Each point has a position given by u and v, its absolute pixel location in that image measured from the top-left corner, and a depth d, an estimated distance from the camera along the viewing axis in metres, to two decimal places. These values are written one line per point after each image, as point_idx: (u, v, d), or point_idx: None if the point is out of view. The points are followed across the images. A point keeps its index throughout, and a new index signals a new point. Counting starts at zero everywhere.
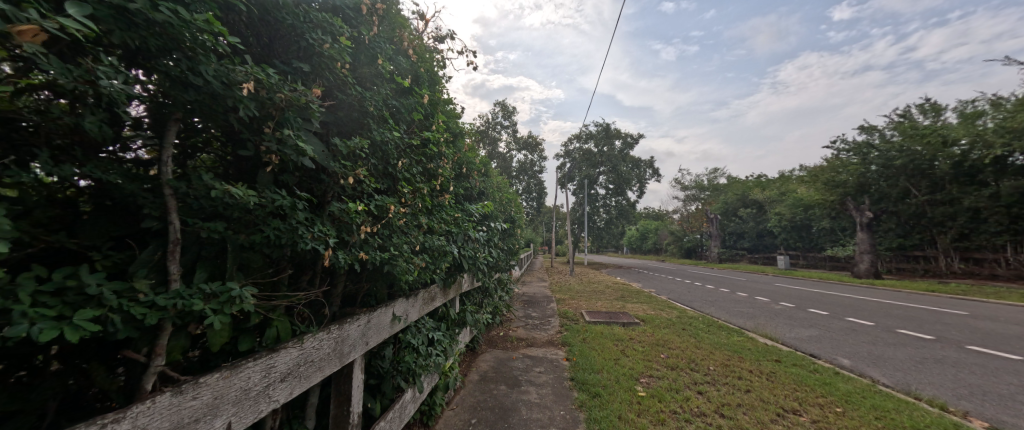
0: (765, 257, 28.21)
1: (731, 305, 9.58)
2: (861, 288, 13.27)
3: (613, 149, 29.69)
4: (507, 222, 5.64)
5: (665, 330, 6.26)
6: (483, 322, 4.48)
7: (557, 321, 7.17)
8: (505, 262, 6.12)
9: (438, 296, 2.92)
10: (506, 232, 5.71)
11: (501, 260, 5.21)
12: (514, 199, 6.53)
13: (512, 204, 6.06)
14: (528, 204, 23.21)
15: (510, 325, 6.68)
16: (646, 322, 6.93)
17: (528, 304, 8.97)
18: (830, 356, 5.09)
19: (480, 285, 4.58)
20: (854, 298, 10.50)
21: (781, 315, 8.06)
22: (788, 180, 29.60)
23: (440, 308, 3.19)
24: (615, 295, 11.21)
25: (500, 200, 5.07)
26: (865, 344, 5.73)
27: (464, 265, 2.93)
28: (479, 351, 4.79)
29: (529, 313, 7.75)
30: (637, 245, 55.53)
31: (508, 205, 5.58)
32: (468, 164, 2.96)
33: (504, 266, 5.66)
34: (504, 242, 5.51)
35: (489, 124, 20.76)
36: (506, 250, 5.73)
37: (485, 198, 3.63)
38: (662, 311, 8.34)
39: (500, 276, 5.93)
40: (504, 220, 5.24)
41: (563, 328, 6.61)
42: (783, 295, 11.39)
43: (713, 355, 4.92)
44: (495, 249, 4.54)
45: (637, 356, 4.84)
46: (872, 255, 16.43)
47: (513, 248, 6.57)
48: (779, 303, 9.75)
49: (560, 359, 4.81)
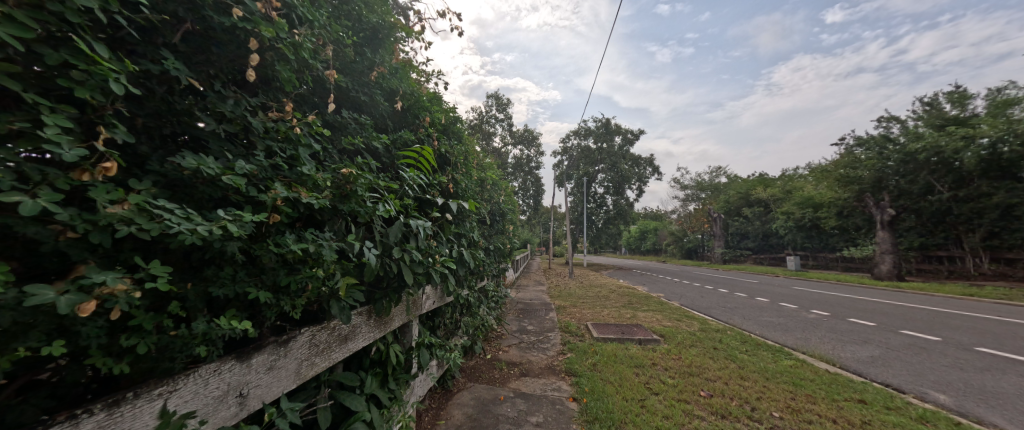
0: (771, 258, 27.02)
1: (756, 314, 8.39)
2: (886, 292, 12.15)
3: (613, 145, 28.59)
4: (494, 215, 4.43)
5: (694, 350, 5.06)
6: (457, 351, 3.24)
7: (557, 337, 5.92)
8: (493, 267, 4.87)
9: (358, 334, 1.70)
10: (493, 228, 4.46)
11: (484, 263, 3.97)
12: (505, 189, 5.31)
13: (503, 193, 4.85)
14: (524, 203, 21.93)
15: (500, 344, 5.43)
16: (666, 338, 5.73)
17: (523, 314, 7.71)
18: (922, 393, 3.89)
19: (456, 299, 3.34)
20: (888, 304, 9.35)
21: (822, 327, 6.84)
22: (794, 178, 28.48)
23: (371, 349, 1.94)
24: (621, 301, 9.97)
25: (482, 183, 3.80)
26: (949, 370, 4.52)
27: (409, 275, 1.72)
28: (457, 389, 3.54)
29: (523, 327, 6.49)
30: (636, 246, 54.38)
31: (496, 191, 4.35)
32: (397, 96, 1.78)
33: (490, 271, 4.42)
34: (488, 239, 4.26)
35: (482, 117, 19.60)
36: (492, 251, 4.49)
37: (450, 169, 2.37)
38: (680, 322, 7.14)
39: (485, 285, 4.70)
40: (489, 209, 4.00)
41: (565, 348, 5.35)
42: (806, 300, 10.20)
43: (770, 392, 3.68)
44: (474, 248, 3.29)
45: (669, 394, 3.61)
46: (894, 256, 15.30)
47: (504, 248, 5.33)
48: (809, 310, 8.57)
49: (565, 398, 3.55)
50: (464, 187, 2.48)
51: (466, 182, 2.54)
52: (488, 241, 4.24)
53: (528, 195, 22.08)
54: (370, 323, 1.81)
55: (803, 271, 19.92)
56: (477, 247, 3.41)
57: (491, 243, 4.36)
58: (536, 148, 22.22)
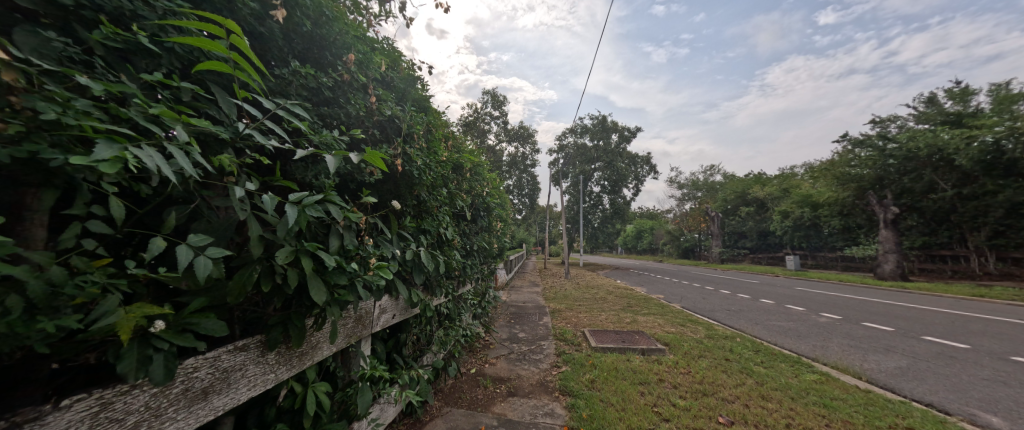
0: (769, 257, 26.63)
1: (763, 318, 7.89)
2: (892, 292, 11.73)
3: (610, 143, 28.16)
4: (477, 211, 3.86)
5: (704, 362, 4.53)
6: (429, 373, 2.67)
7: (551, 346, 5.35)
8: (478, 270, 4.27)
9: (238, 382, 1.10)
10: (477, 226, 3.86)
11: (464, 266, 3.39)
12: (493, 181, 4.72)
13: (489, 186, 4.25)
14: (519, 202, 21.33)
15: (486, 355, 4.85)
16: (671, 347, 5.20)
17: (515, 319, 7.12)
18: (972, 415, 3.37)
19: (427, 310, 2.76)
20: (898, 306, 8.88)
21: (837, 333, 6.33)
22: (791, 176, 28.14)
23: (278, 394, 1.34)
24: (619, 304, 9.43)
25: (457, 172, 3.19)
26: (992, 385, 4.01)
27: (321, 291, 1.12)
28: (430, 417, 2.95)
29: (514, 335, 5.90)
30: (631, 245, 53.98)
31: (478, 183, 3.75)
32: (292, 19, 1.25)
33: (472, 274, 3.85)
34: (469, 238, 3.66)
35: (476, 114, 19.02)
36: (475, 252, 3.90)
37: (403, 144, 1.76)
38: (684, 328, 6.63)
39: (467, 290, 4.12)
40: (469, 203, 3.40)
41: (560, 359, 4.78)
42: (812, 302, 9.72)
43: (799, 417, 3.14)
44: (447, 248, 2.69)
45: (682, 421, 3.04)
46: (898, 255, 14.87)
47: (491, 248, 4.75)
48: (818, 314, 8.07)
49: (559, 427, 2.97)
50: (427, 168, 1.90)
51: (430, 162, 1.94)
52: (468, 240, 3.63)
53: (523, 194, 21.51)
54: (267, 360, 1.22)
55: (804, 271, 19.51)
56: (452, 248, 2.82)
57: (472, 243, 3.76)
58: (532, 146, 21.65)
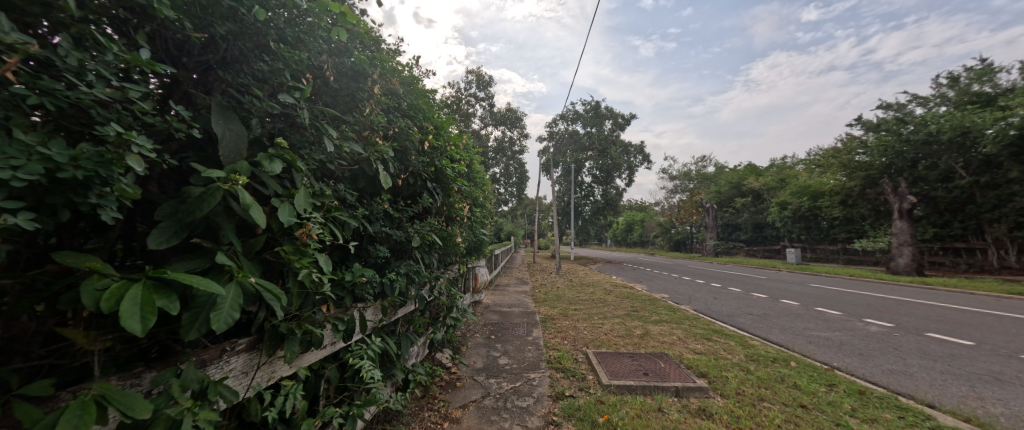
0: (765, 250, 25.65)
1: (799, 326, 6.50)
2: (914, 289, 10.59)
3: (602, 130, 26.72)
4: (419, 181, 2.20)
5: (777, 417, 2.98)
6: None
7: (544, 383, 3.73)
8: (426, 278, 2.62)
9: None
10: (419, 207, 2.20)
11: (369, 277, 1.76)
12: (458, 142, 3.08)
13: (443, 142, 2.59)
14: (506, 191, 19.56)
15: (444, 407, 3.17)
16: (713, 383, 3.68)
17: (497, 335, 5.46)
18: None
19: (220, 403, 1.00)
20: (940, 307, 7.65)
21: (911, 351, 4.93)
22: (786, 166, 27.22)
23: None
24: (622, 308, 7.96)
25: (345, 86, 1.52)
26: None
27: None
28: None
29: (493, 363, 4.25)
30: (621, 238, 53.22)
31: (413, 126, 2.08)
32: None
33: (402, 292, 2.18)
34: (394, 228, 2.02)
35: (458, 94, 17.18)
36: (414, 251, 2.27)
37: None
38: (713, 345, 5.16)
39: (403, 313, 2.47)
40: (385, 160, 1.75)
41: (557, 411, 3.17)
42: (841, 303, 8.43)
43: None
44: (288, 254, 1.03)
45: None
46: (913, 248, 13.76)
47: (456, 240, 3.09)
48: (860, 319, 6.73)
49: None
50: None
51: None
52: (395, 233, 1.98)
53: (510, 182, 19.76)
54: None
55: (807, 265, 18.45)
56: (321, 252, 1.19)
57: (406, 240, 2.11)
58: (521, 131, 19.86)
